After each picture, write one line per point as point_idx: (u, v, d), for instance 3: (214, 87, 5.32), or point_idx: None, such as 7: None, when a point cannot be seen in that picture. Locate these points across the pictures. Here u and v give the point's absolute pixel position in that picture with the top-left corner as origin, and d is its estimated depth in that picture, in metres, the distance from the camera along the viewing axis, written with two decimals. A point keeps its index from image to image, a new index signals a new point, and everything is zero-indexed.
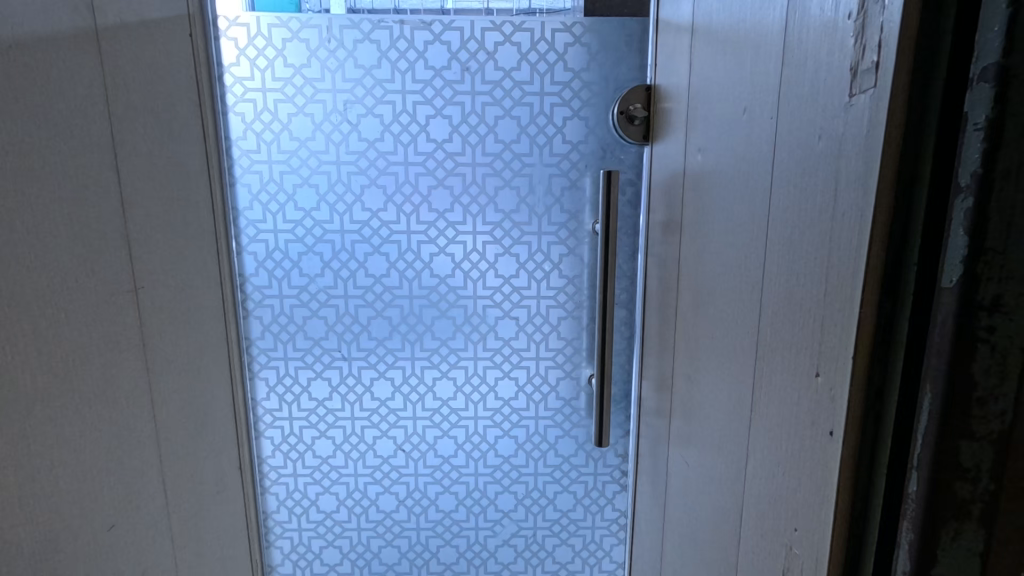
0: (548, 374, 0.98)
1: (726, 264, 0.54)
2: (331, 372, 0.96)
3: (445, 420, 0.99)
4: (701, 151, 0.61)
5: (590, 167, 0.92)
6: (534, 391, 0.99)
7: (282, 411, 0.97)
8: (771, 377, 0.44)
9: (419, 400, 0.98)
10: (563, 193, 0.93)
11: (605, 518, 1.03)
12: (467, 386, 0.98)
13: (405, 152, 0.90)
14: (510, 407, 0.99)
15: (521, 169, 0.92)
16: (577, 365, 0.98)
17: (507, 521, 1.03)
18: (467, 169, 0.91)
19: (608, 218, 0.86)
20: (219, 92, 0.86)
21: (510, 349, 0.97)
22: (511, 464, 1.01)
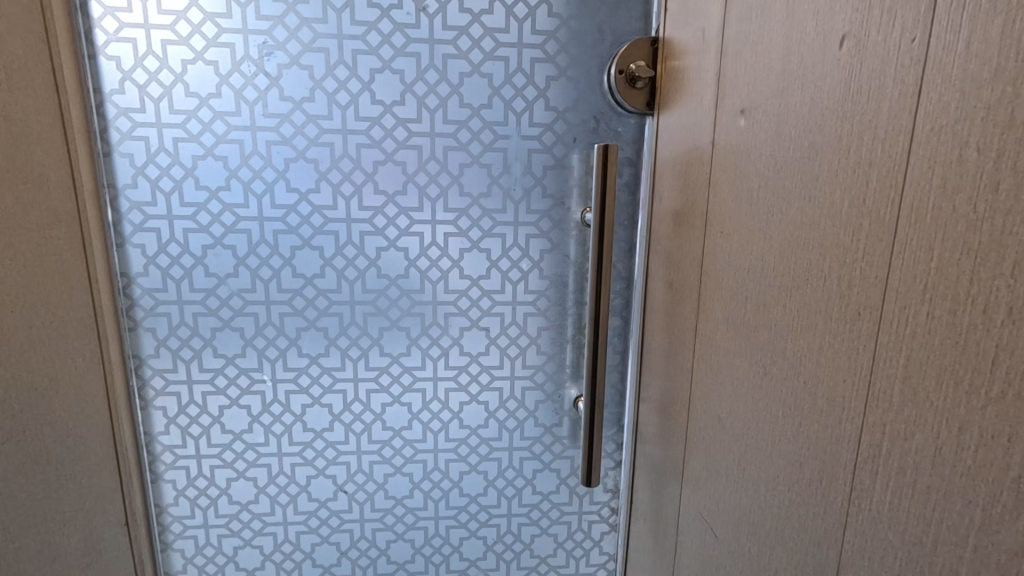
0: (525, 397, 0.81)
1: (792, 273, 0.38)
2: (252, 397, 0.76)
3: (398, 454, 0.80)
4: (747, 112, 0.45)
5: (578, 142, 0.74)
6: (508, 417, 0.81)
7: (187, 449, 0.76)
8: (899, 441, 0.29)
9: (365, 431, 0.79)
10: (546, 174, 0.74)
11: (591, 564, 0.87)
12: (424, 413, 0.79)
13: (343, 115, 0.69)
14: (478, 437, 0.81)
15: (493, 143, 0.73)
16: (559, 385, 0.81)
17: (473, 571, 0.86)
18: (425, 141, 0.71)
19: (607, 205, 0.68)
20: (83, 26, 0.64)
21: (478, 367, 0.79)
22: (479, 505, 0.83)
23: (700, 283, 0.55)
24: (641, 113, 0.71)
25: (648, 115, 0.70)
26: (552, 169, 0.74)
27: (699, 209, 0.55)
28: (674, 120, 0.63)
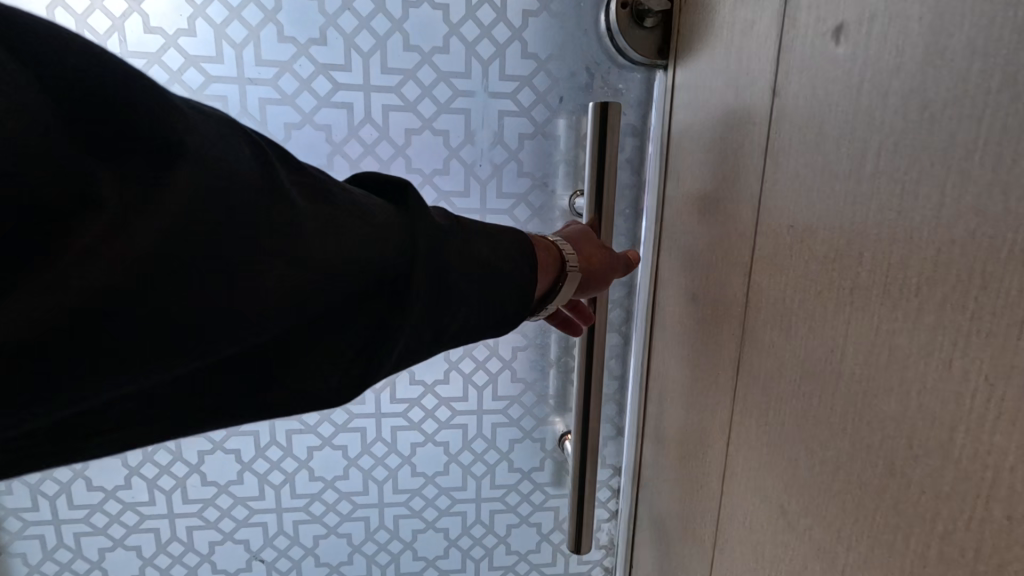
0: (495, 435, 0.63)
1: (962, 278, 0.22)
2: (130, 445, 0.57)
3: (331, 512, 0.62)
4: (862, 23, 0.27)
5: (565, 102, 0.55)
6: (474, 461, 0.63)
7: (40, 513, 0.58)
8: (968, 522, 0.23)
9: (286, 484, 0.61)
10: (521, 146, 0.56)
11: None
12: (365, 459, 0.61)
13: (237, 57, 0.49)
14: (435, 487, 0.64)
15: (451, 103, 0.54)
16: (538, 419, 0.63)
17: None
18: (357, 97, 0.52)
19: (609, 185, 0.50)
20: None
21: (435, 401, 0.61)
22: (438, 569, 0.66)
23: (683, 270, 0.48)
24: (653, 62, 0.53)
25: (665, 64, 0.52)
26: (529, 141, 0.56)
27: (710, 195, 0.43)
28: (698, 76, 0.46)
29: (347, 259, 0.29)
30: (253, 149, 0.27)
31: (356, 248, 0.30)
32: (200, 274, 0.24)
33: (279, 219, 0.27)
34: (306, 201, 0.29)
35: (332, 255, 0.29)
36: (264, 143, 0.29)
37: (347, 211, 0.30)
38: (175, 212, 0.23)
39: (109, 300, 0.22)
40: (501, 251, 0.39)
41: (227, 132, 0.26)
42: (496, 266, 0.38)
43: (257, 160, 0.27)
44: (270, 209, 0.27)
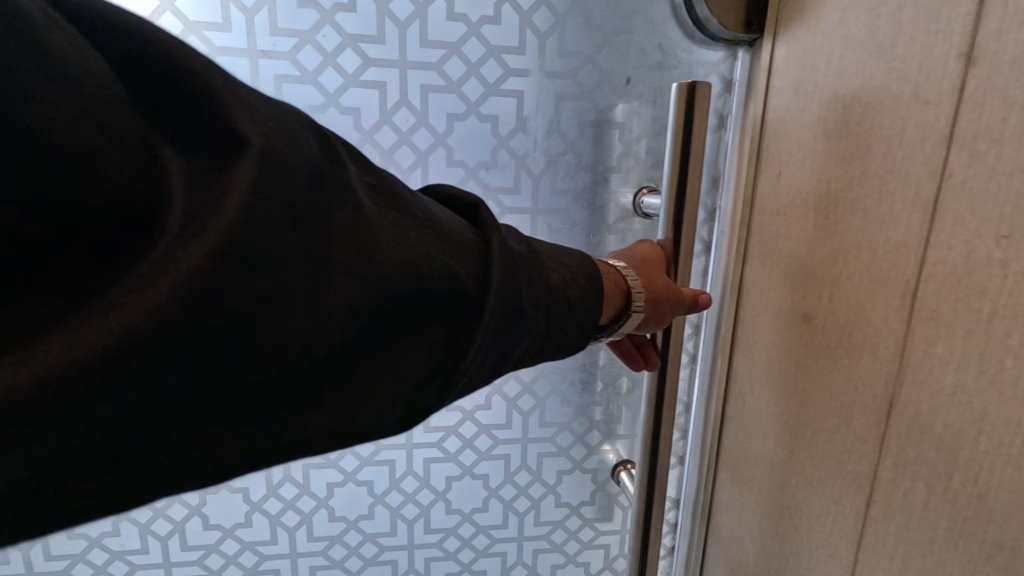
0: (541, 466, 0.56)
1: None
2: None
3: (353, 555, 0.54)
4: None
5: (633, 84, 0.47)
6: (517, 495, 0.56)
7: (11, 566, 0.49)
8: None
9: (302, 526, 0.53)
10: (580, 136, 0.48)
11: None
12: (393, 496, 0.53)
13: (248, 25, 0.41)
14: (473, 525, 0.56)
15: (502, 84, 0.46)
16: (589, 448, 0.56)
17: None
18: (391, 75, 0.44)
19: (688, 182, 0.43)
20: None
21: (474, 429, 0.53)
22: None
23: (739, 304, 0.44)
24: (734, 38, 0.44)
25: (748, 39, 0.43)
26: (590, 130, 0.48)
27: (791, 208, 0.37)
28: (787, 59, 0.38)
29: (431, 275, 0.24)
30: (324, 148, 0.23)
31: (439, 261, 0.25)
32: (280, 295, 0.20)
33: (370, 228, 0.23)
34: (377, 208, 0.24)
35: (419, 272, 0.24)
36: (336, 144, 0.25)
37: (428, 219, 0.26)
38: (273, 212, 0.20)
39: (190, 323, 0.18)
40: (579, 270, 0.35)
41: (301, 124, 0.23)
42: (570, 290, 0.33)
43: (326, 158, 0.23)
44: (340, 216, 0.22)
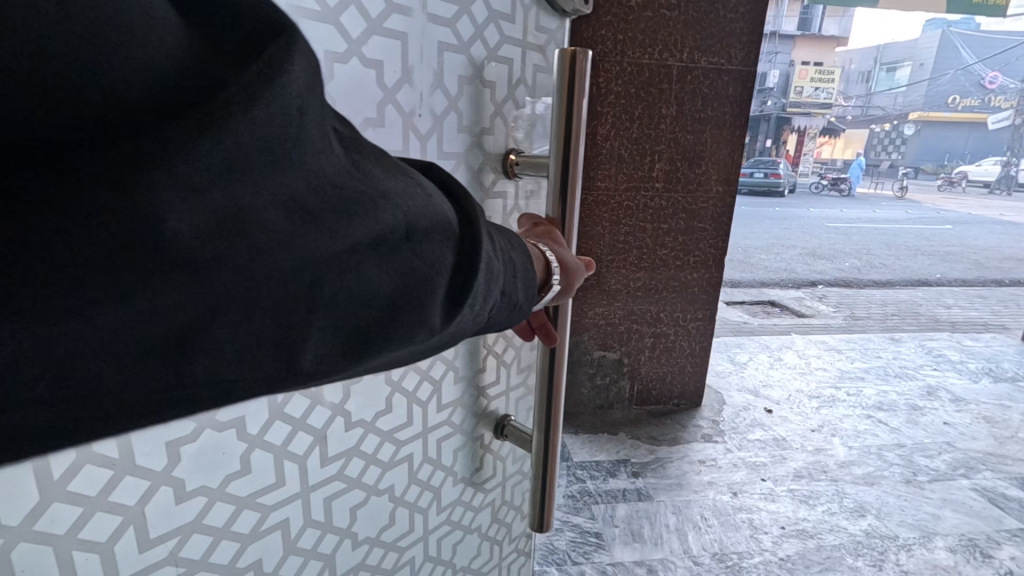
0: (455, 379, 1.04)
1: None
2: (64, 454, 0.56)
3: (377, 485, 0.93)
4: None
5: (437, 76, 0.83)
6: (484, 393, 1.13)
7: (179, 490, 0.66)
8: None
9: (337, 445, 0.84)
10: (465, 109, 0.89)
11: (513, 476, 1.29)
12: (411, 404, 0.95)
13: None
14: (462, 427, 1.09)
15: (372, 27, 0.72)
16: (471, 464, 1.13)
17: (454, 527, 1.13)
18: (353, 31, 0.70)
19: (564, 113, 0.89)
20: None
21: (423, 387, 0.97)
22: (456, 505, 1.12)
23: None
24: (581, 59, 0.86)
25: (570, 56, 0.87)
26: (470, 93, 0.90)
27: None
28: None
29: (412, 213, 0.57)
30: (329, 132, 0.53)
31: (423, 197, 0.60)
32: (294, 158, 0.48)
33: (373, 174, 0.56)
34: (367, 159, 0.57)
35: (391, 201, 0.55)
36: (410, 171, 0.62)
37: (408, 191, 0.59)
38: (267, 118, 0.44)
39: (230, 117, 0.42)
40: (513, 241, 0.76)
41: (291, 33, 0.48)
42: (511, 254, 0.72)
43: (339, 144, 0.54)
44: (356, 169, 0.54)
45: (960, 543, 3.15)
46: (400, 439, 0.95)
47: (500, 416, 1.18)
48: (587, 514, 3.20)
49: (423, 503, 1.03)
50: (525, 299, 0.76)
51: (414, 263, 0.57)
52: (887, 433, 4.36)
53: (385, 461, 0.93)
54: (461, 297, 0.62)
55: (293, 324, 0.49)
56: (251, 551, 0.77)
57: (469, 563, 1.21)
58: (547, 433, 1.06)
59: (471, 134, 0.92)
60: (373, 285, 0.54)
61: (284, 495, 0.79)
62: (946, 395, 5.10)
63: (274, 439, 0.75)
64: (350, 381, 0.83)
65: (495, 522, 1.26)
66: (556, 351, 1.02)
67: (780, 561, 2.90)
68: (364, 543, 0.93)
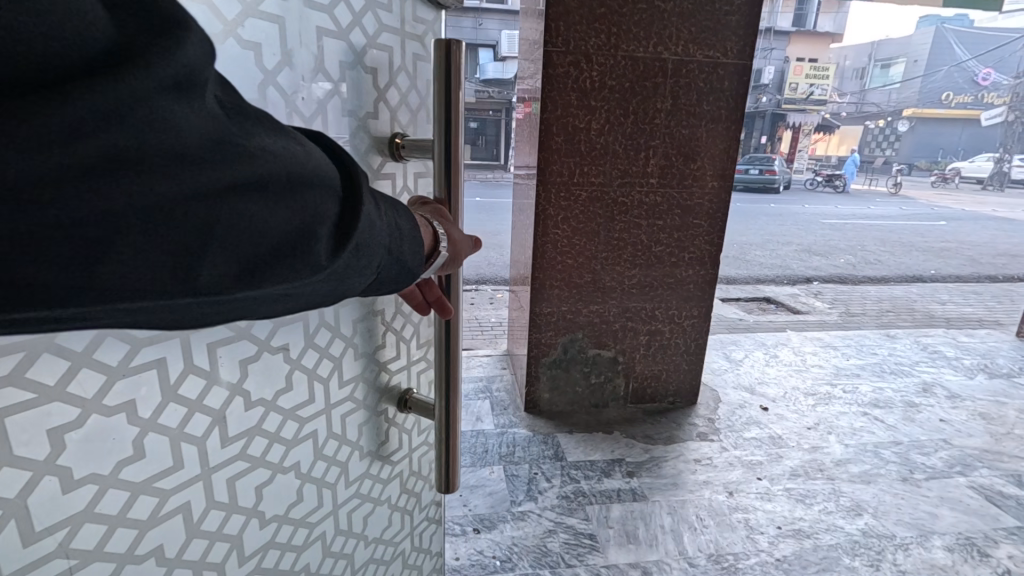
0: (348, 352, 0.93)
1: None
2: None
3: (280, 464, 0.82)
4: None
5: (317, 60, 0.76)
6: (383, 363, 1.05)
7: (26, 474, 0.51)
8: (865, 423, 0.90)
9: (235, 420, 0.72)
10: (347, 93, 0.82)
11: (416, 445, 1.24)
12: (301, 372, 0.83)
13: None
14: (365, 400, 1.00)
15: (247, 9, 0.65)
16: (372, 437, 1.04)
17: (360, 500, 1.04)
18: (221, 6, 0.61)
19: (444, 96, 0.85)
20: None
21: (312, 359, 0.85)
22: (362, 478, 1.03)
23: None
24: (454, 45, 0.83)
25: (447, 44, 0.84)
26: (349, 74, 0.82)
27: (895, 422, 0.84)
28: None
29: (287, 160, 0.53)
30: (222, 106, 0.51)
31: (302, 150, 0.56)
32: (185, 108, 0.46)
33: (255, 126, 0.53)
34: (258, 119, 0.54)
35: (279, 150, 0.53)
36: (293, 131, 0.58)
37: (288, 145, 0.55)
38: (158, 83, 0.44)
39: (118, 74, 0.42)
40: (397, 208, 0.72)
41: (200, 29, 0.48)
42: (398, 220, 0.69)
43: (221, 104, 0.51)
44: (238, 122, 0.51)
45: (958, 542, 3.10)
46: (302, 416, 0.84)
47: (399, 389, 1.11)
48: (581, 516, 3.12)
49: (331, 478, 0.94)
50: (416, 262, 0.73)
51: (310, 208, 0.55)
52: (882, 430, 4.30)
53: (289, 439, 0.82)
54: (351, 241, 0.58)
55: (191, 253, 0.47)
56: (151, 539, 0.63)
57: (383, 535, 1.14)
58: (449, 400, 1.02)
59: (355, 119, 0.84)
60: (239, 224, 0.49)
61: (184, 479, 0.67)
62: (941, 391, 5.05)
63: (170, 422, 0.63)
64: (248, 358, 0.72)
65: (400, 494, 1.19)
66: (451, 319, 0.98)
67: (776, 563, 2.85)
68: (273, 522, 0.82)
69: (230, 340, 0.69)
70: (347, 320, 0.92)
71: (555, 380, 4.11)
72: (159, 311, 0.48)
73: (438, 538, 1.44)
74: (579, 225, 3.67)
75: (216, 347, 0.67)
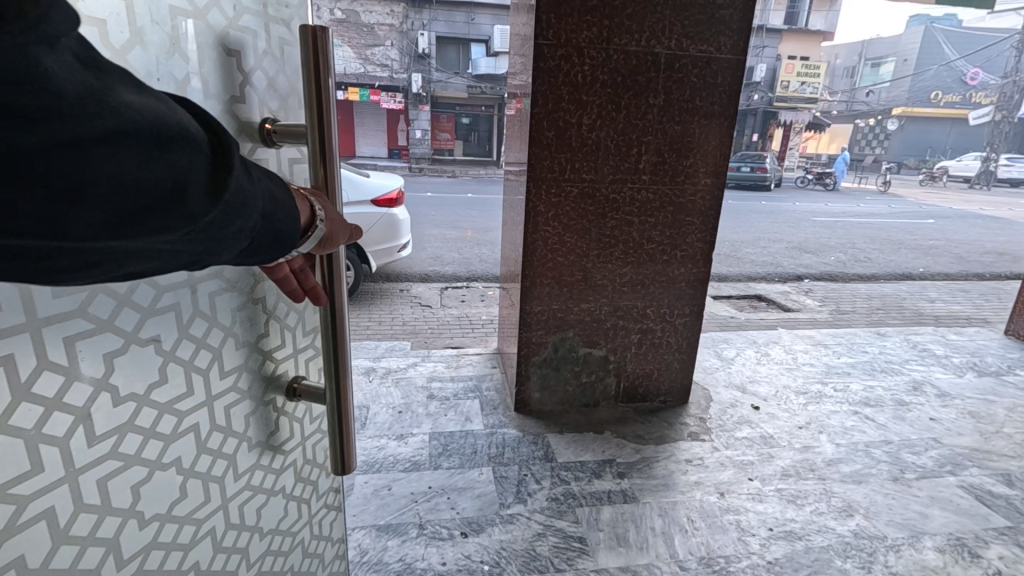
0: (225, 341, 0.94)
1: None
2: None
3: (156, 461, 0.82)
4: None
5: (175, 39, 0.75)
6: (269, 352, 1.08)
7: None
8: None
9: (104, 413, 0.72)
10: (209, 72, 0.81)
11: (310, 433, 1.30)
12: (181, 357, 0.84)
13: None
14: (252, 391, 1.03)
15: None
16: (258, 429, 1.07)
17: (253, 490, 1.07)
18: None
19: (315, 80, 0.88)
20: None
21: (191, 346, 0.86)
22: (252, 471, 1.06)
23: None
24: (319, 29, 0.86)
25: (315, 28, 0.86)
26: (211, 58, 0.82)
27: None
28: None
29: (151, 119, 0.56)
30: (96, 70, 0.54)
31: (172, 112, 0.59)
32: (59, 70, 0.49)
33: (128, 90, 0.56)
34: (133, 87, 0.57)
35: (154, 115, 0.56)
36: (158, 93, 0.60)
37: (162, 110, 0.58)
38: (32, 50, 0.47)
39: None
40: (274, 179, 0.78)
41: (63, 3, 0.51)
42: (271, 190, 0.75)
43: (98, 68, 0.54)
44: (108, 82, 0.54)
45: (949, 543, 3.05)
46: (181, 409, 0.85)
47: (287, 378, 1.14)
48: (571, 518, 3.05)
49: (215, 472, 0.95)
50: (290, 229, 0.78)
51: (182, 169, 0.59)
52: (872, 429, 4.27)
53: (166, 434, 0.83)
54: (224, 198, 0.63)
55: (65, 201, 0.50)
56: (8, 551, 0.62)
57: (278, 526, 1.18)
58: (338, 380, 1.05)
59: (222, 103, 0.84)
60: (100, 179, 0.52)
61: (44, 484, 0.65)
62: (931, 389, 5.04)
63: (23, 424, 0.61)
64: (113, 351, 0.71)
65: (296, 481, 1.25)
66: (336, 303, 1.02)
67: (768, 565, 2.80)
68: (154, 522, 0.83)
69: (90, 334, 0.67)
70: (223, 309, 0.92)
71: (545, 379, 4.04)
72: (13, 254, 0.50)
73: (338, 524, 1.52)
74: (570, 222, 3.58)
75: (74, 342, 0.65)
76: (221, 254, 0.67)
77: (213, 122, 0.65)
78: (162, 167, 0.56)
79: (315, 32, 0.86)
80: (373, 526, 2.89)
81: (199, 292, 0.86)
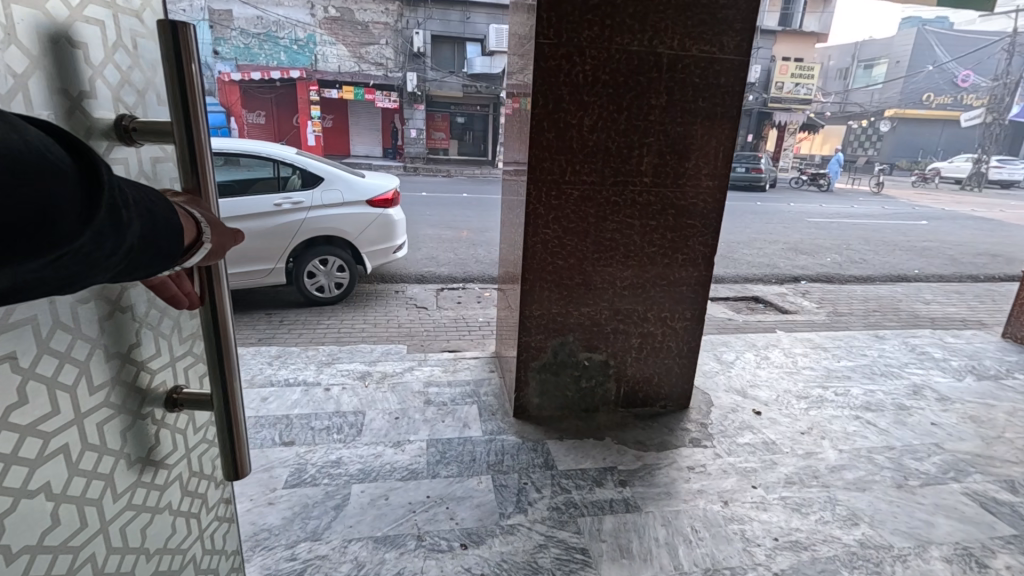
0: (91, 351, 0.89)
1: None
2: None
3: (23, 487, 0.76)
4: None
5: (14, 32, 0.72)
6: (142, 361, 1.03)
7: None
8: None
9: None
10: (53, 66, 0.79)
11: (197, 441, 1.25)
12: (42, 376, 0.79)
13: None
14: (127, 404, 0.98)
15: None
16: (139, 444, 1.01)
17: (138, 509, 1.02)
18: None
19: (179, 77, 0.85)
20: None
21: (51, 361, 0.80)
22: (133, 489, 1.01)
23: None
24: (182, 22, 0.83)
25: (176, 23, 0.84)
26: (55, 52, 0.79)
27: None
28: None
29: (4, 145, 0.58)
30: None
31: (27, 139, 0.61)
32: None
33: None
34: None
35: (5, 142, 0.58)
36: (11, 119, 0.62)
37: (15, 135, 0.60)
38: None
39: None
40: (151, 195, 0.78)
41: None
42: (146, 205, 0.75)
43: None
44: None
45: (956, 553, 2.96)
46: (46, 430, 0.80)
47: (163, 389, 1.08)
48: (573, 529, 2.95)
49: (91, 495, 0.90)
50: (173, 246, 0.78)
51: (46, 194, 0.61)
52: (872, 434, 4.22)
53: (32, 459, 0.78)
54: (92, 220, 0.65)
55: None
56: None
57: (167, 545, 1.12)
58: (224, 386, 1.01)
59: (68, 98, 0.81)
60: None
61: None
62: (931, 394, 4.99)
63: None
64: None
65: (183, 496, 1.19)
66: (218, 306, 0.98)
67: None
68: (23, 555, 0.77)
69: None
70: (86, 320, 0.87)
71: (544, 384, 3.95)
72: None
73: (230, 536, 1.46)
74: (571, 224, 3.50)
75: None
76: (95, 274, 0.69)
77: (81, 143, 0.67)
78: (24, 192, 0.59)
79: (176, 26, 0.83)
80: (370, 539, 2.77)
81: (56, 303, 0.81)
